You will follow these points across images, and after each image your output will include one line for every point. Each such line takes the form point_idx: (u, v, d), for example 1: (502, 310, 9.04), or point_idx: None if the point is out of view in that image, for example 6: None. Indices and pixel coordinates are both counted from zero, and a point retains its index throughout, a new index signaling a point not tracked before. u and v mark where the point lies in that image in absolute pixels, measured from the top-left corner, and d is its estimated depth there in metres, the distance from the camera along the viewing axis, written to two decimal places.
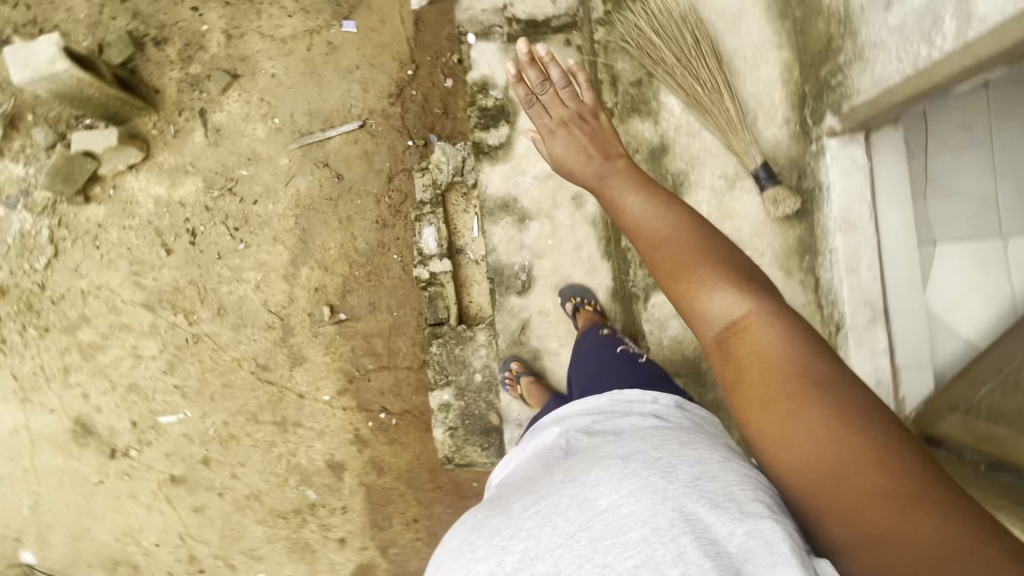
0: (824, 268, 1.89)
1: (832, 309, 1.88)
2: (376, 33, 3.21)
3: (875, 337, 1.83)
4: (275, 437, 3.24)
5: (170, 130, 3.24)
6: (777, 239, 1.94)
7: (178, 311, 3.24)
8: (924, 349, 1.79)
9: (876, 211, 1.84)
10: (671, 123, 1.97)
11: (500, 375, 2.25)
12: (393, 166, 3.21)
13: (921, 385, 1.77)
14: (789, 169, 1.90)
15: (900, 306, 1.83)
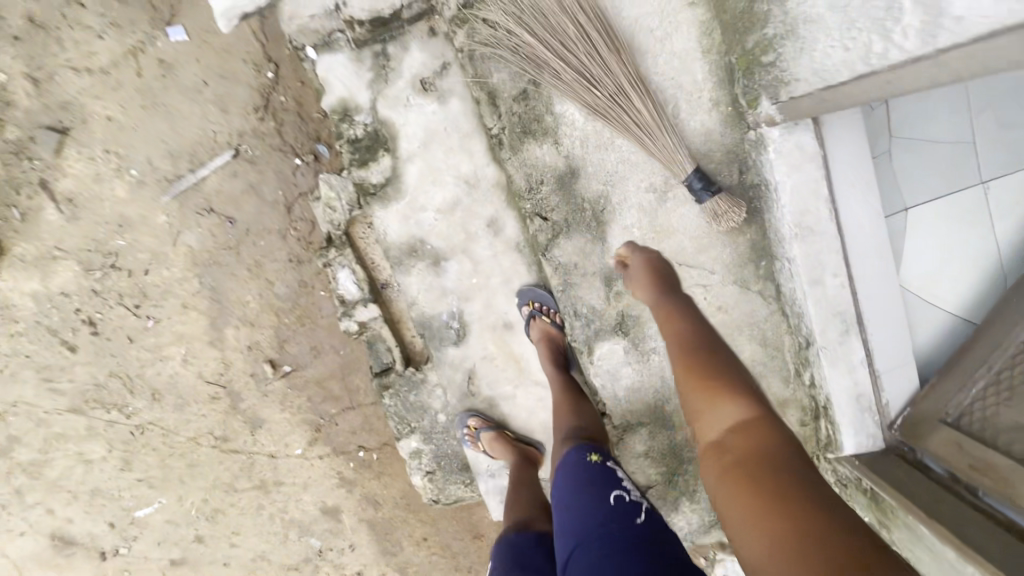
0: (783, 275, 1.72)
1: (799, 320, 1.71)
2: (213, 34, 2.60)
3: (851, 349, 1.65)
4: (261, 500, 3.13)
5: (14, 214, 2.70)
6: (724, 248, 1.76)
7: (110, 407, 2.95)
8: (901, 347, 1.66)
9: (837, 206, 1.59)
10: (574, 140, 1.69)
11: (460, 432, 2.04)
12: (287, 193, 2.75)
13: (901, 386, 1.66)
14: (724, 164, 1.69)
15: (874, 309, 1.62)
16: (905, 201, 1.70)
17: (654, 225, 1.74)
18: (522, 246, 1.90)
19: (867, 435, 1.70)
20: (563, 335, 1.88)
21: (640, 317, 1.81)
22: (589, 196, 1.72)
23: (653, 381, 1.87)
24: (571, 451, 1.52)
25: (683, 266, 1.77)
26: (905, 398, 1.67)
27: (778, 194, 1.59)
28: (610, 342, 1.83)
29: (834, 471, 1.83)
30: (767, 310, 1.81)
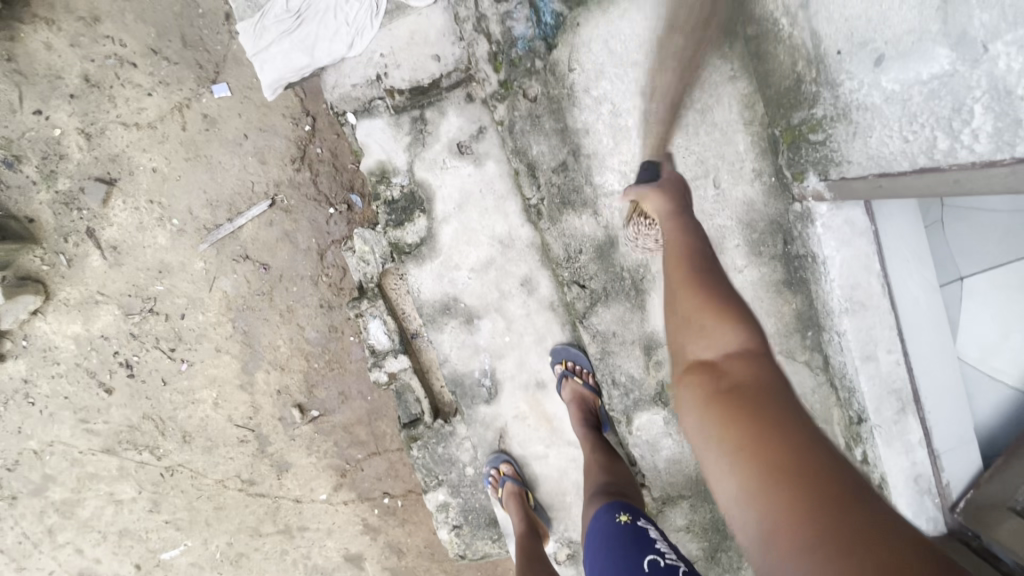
0: (831, 348, 1.62)
1: (849, 396, 1.61)
2: (255, 91, 2.71)
3: (907, 428, 1.53)
4: (284, 545, 3.06)
5: (62, 260, 2.79)
6: (769, 318, 1.72)
7: (142, 448, 2.97)
8: (963, 426, 1.53)
9: (888, 278, 1.51)
10: (614, 211, 1.72)
11: (485, 469, 2.00)
12: (319, 241, 2.80)
13: (966, 466, 1.50)
14: (768, 235, 1.67)
15: (930, 387, 1.51)
16: (961, 270, 1.57)
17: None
18: (556, 305, 1.87)
19: (928, 519, 1.52)
20: (597, 397, 1.83)
21: None
22: (628, 265, 1.73)
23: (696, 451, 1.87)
24: (601, 511, 1.49)
25: None
26: (970, 479, 1.50)
27: (827, 269, 1.52)
28: (649, 413, 1.84)
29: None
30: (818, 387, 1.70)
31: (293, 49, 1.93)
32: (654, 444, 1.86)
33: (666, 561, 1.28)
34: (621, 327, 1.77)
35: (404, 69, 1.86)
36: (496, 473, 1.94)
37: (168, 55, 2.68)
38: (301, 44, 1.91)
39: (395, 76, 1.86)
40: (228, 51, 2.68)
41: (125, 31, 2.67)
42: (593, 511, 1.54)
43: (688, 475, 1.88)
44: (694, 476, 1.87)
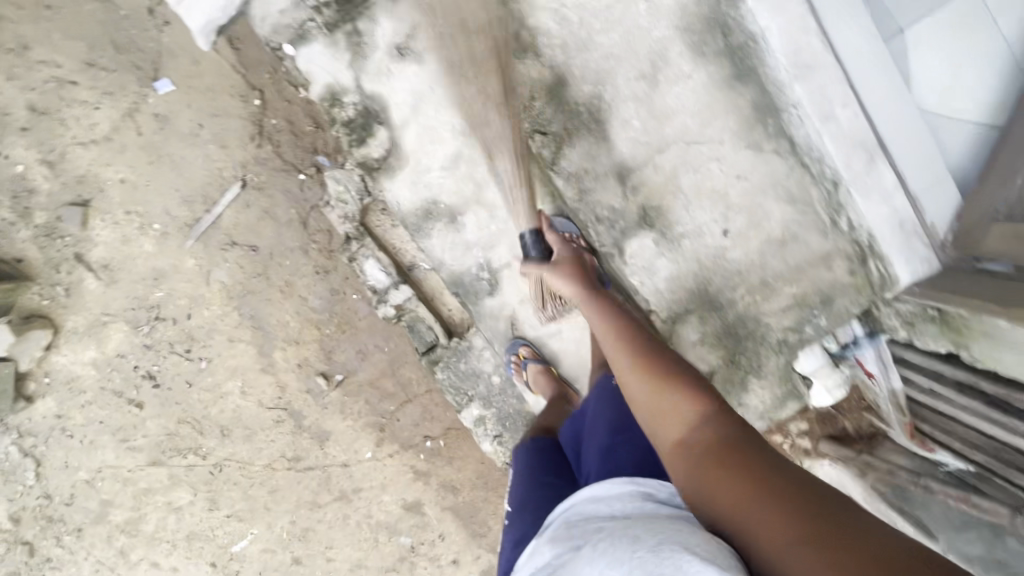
0: (793, 125, 1.80)
1: (820, 164, 1.80)
2: (196, 78, 2.73)
3: (881, 176, 1.71)
4: (345, 510, 3.16)
5: (59, 291, 2.85)
6: (727, 115, 1.87)
7: (186, 452, 3.06)
8: (933, 163, 1.75)
9: (826, 32, 1.68)
10: (556, 48, 1.86)
11: (507, 357, 2.08)
12: (299, 210, 2.85)
13: (945, 198, 1.75)
14: (706, 35, 1.83)
15: (890, 133, 1.71)
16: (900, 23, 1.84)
17: (652, 114, 1.90)
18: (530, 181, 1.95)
19: (922, 262, 1.74)
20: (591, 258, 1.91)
21: (661, 207, 1.96)
22: (583, 100, 1.89)
23: (689, 263, 2.00)
24: (601, 376, 1.80)
25: (692, 143, 1.89)
26: (953, 212, 1.76)
27: (769, 43, 1.71)
28: (639, 238, 2.00)
29: (894, 311, 1.88)
30: None
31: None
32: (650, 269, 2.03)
33: None
34: (591, 161, 1.93)
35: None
36: (516, 357, 2.02)
37: (104, 64, 2.69)
38: None
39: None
40: (161, 46, 2.70)
41: (57, 51, 2.67)
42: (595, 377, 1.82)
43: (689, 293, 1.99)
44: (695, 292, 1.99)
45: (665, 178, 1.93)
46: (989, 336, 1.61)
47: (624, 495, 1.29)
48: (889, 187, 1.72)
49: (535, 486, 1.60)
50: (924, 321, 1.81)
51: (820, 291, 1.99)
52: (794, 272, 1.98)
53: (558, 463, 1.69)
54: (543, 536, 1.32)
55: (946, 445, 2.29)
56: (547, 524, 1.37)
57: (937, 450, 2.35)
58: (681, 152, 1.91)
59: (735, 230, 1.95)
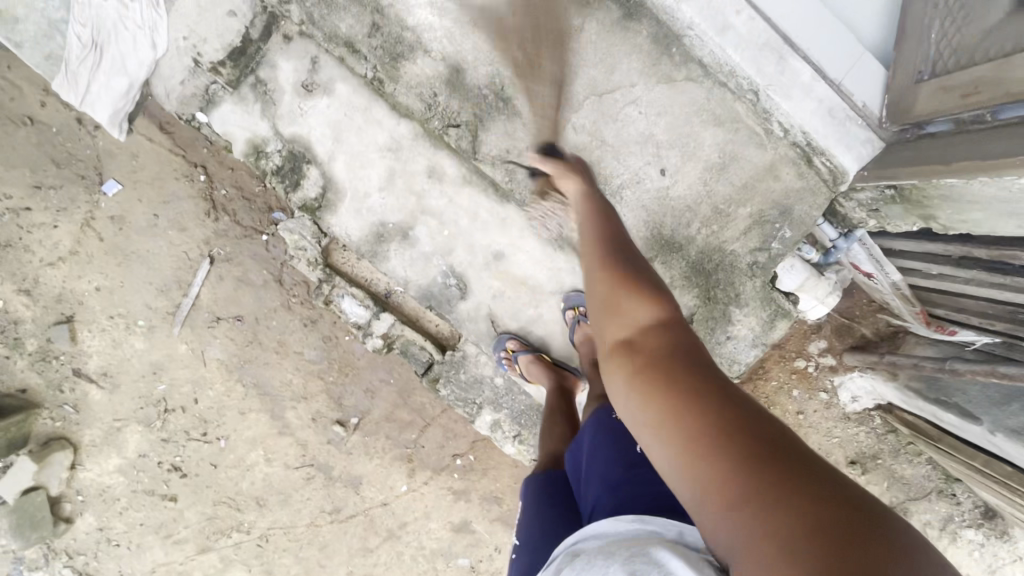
0: (697, 48, 1.77)
1: (736, 79, 1.77)
2: (139, 171, 2.78)
3: (797, 72, 1.72)
4: (397, 547, 3.15)
5: (68, 409, 2.91)
6: (631, 56, 1.78)
7: (230, 531, 3.08)
8: (845, 46, 1.73)
9: None
10: (441, 41, 1.79)
11: (498, 355, 2.05)
12: (272, 269, 2.87)
13: (870, 76, 1.73)
14: None
15: (796, 29, 1.72)
16: None
17: (556, 75, 1.79)
18: (468, 177, 1.95)
19: (864, 144, 1.74)
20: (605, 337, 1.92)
21: (591, 164, 1.84)
22: (482, 81, 1.80)
23: (637, 214, 1.87)
24: (600, 409, 1.60)
25: (604, 94, 1.80)
26: (881, 89, 1.73)
27: None
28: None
29: (857, 203, 1.85)
30: (711, 94, 1.80)
31: (111, 75, 2.07)
32: None
33: None
34: (510, 140, 1.83)
35: (212, 42, 1.91)
36: (506, 351, 2.00)
37: (50, 183, 2.76)
38: (113, 68, 2.05)
39: (208, 52, 1.93)
40: (98, 150, 2.76)
41: (4, 183, 2.74)
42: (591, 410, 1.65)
43: (649, 243, 1.88)
44: (655, 239, 1.88)
45: (588, 138, 1.82)
46: (950, 203, 1.57)
47: (633, 529, 1.10)
48: (807, 81, 1.73)
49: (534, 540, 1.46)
50: (888, 205, 1.77)
51: (775, 204, 1.84)
52: (744, 192, 1.84)
53: (561, 505, 1.52)
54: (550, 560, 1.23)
55: (965, 323, 2.21)
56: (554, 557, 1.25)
57: (959, 331, 2.27)
58: (595, 106, 1.81)
59: (673, 167, 1.84)
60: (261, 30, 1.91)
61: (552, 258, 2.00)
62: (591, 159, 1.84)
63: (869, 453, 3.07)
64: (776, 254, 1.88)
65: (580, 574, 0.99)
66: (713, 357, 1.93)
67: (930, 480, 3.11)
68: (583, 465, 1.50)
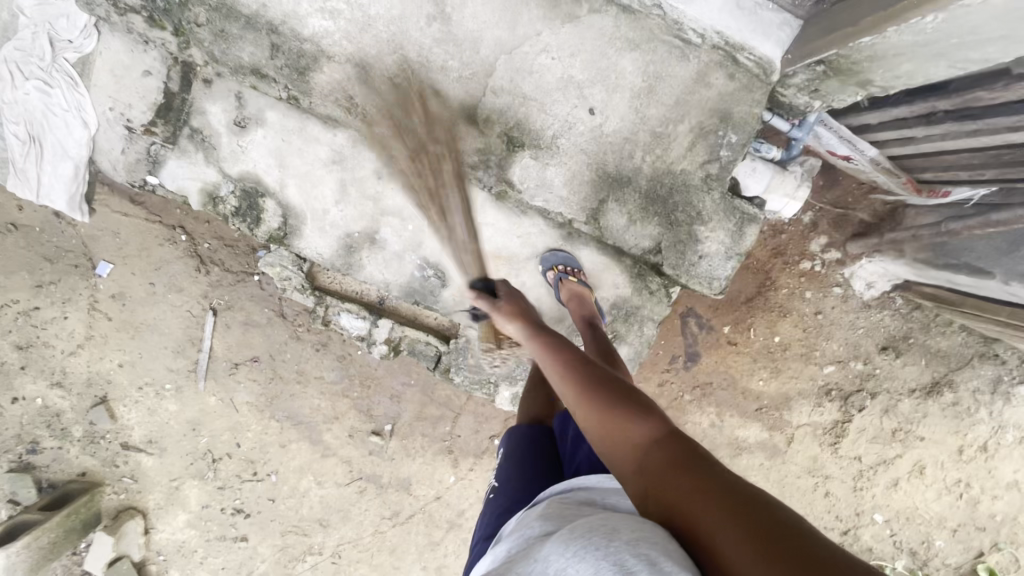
0: None
1: None
2: (124, 246, 2.89)
3: None
4: (462, 534, 3.26)
5: (128, 480, 3.09)
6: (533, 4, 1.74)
7: (305, 556, 3.24)
8: None
9: None
10: (341, 43, 1.81)
11: None
12: (272, 305, 2.96)
13: None
14: None
15: None
16: None
17: (461, 45, 1.80)
18: (417, 168, 1.97)
19: (781, 27, 1.73)
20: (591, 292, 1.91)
21: (523, 122, 1.87)
22: (393, 70, 1.84)
23: (576, 157, 1.89)
24: None
25: (517, 49, 1.79)
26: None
27: None
28: (517, 163, 1.91)
29: (796, 89, 1.80)
30: (616, 22, 1.75)
31: (56, 162, 2.18)
32: (547, 185, 1.93)
33: None
34: (432, 123, 1.89)
35: (138, 105, 2.02)
36: None
37: (49, 279, 2.89)
38: (56, 155, 2.16)
39: (136, 116, 2.03)
40: (82, 237, 2.87)
41: (8, 291, 2.89)
42: None
43: (598, 180, 1.91)
44: (604, 175, 1.90)
45: (514, 96, 1.84)
46: (878, 61, 1.58)
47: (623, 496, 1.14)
48: None
49: (516, 482, 1.52)
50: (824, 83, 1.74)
51: (713, 112, 1.82)
52: (677, 110, 1.82)
53: (545, 455, 1.61)
54: (532, 510, 1.25)
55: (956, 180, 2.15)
56: (536, 500, 1.32)
57: (952, 190, 2.20)
58: (508, 63, 1.80)
59: (600, 104, 1.83)
60: (184, 83, 2.00)
61: (519, 225, 2.03)
62: (519, 118, 1.87)
63: (899, 335, 3.01)
64: (731, 163, 1.86)
65: (579, 540, 0.97)
66: (691, 280, 1.93)
67: (969, 347, 3.03)
68: (571, 428, 1.58)
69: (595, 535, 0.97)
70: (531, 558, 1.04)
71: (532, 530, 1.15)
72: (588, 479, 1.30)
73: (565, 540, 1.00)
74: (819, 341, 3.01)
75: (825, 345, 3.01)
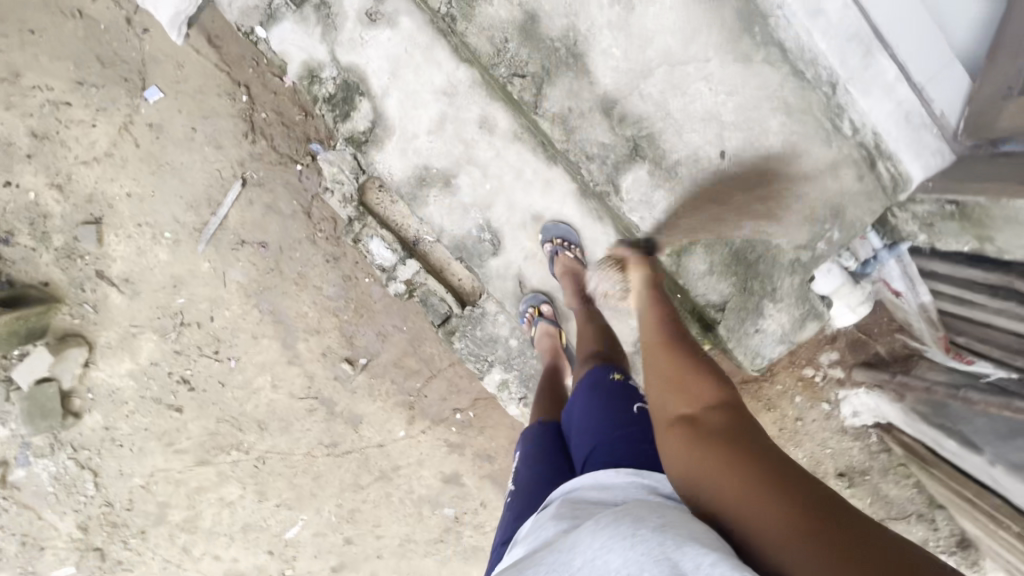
0: (779, 29, 1.79)
1: (814, 69, 1.81)
2: (182, 82, 2.76)
3: (879, 71, 1.75)
4: (387, 488, 3.24)
5: (88, 309, 2.96)
6: (711, 30, 1.81)
7: (229, 449, 3.17)
8: (941, 48, 1.72)
9: None
10: None
11: (523, 310, 2.20)
12: (300, 200, 2.87)
13: (958, 85, 1.72)
14: None
15: (889, 21, 1.72)
16: None
17: (631, 38, 1.87)
18: (518, 132, 2.04)
19: (934, 155, 1.79)
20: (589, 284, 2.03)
21: (653, 136, 1.94)
22: (556, 35, 1.90)
23: (689, 192, 1.97)
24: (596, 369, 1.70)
25: (678, 64, 1.87)
26: (963, 97, 1.73)
27: None
28: (632, 171, 1.98)
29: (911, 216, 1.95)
30: (783, 81, 1.84)
31: None
32: (648, 203, 2.00)
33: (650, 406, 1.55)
34: (575, 99, 1.94)
35: None
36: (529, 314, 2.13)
37: (93, 81, 2.74)
38: None
39: None
40: (143, 55, 2.73)
41: (47, 75, 2.73)
42: (584, 369, 1.74)
43: (698, 221, 2.00)
44: (704, 221, 2.01)
45: (654, 107, 1.92)
46: (1011, 224, 1.63)
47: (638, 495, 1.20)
48: (890, 81, 1.77)
49: (535, 490, 1.48)
50: (946, 220, 1.85)
51: (828, 204, 1.90)
52: (801, 189, 1.91)
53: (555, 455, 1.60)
54: (543, 508, 1.31)
55: (985, 354, 2.20)
56: (549, 502, 1.33)
57: (975, 361, 2.26)
58: (665, 77, 1.89)
59: (733, 151, 1.91)
60: None
61: (590, 227, 2.12)
62: (651, 132, 1.94)
63: (859, 469, 3.11)
64: (821, 255, 1.95)
65: (605, 527, 1.02)
66: (738, 348, 2.07)
67: (913, 504, 3.16)
68: (577, 420, 1.58)
69: (619, 523, 1.02)
70: (554, 547, 1.08)
71: (545, 527, 1.19)
72: (599, 474, 1.31)
73: (591, 529, 1.04)
74: (788, 446, 3.08)
75: (792, 451, 3.09)
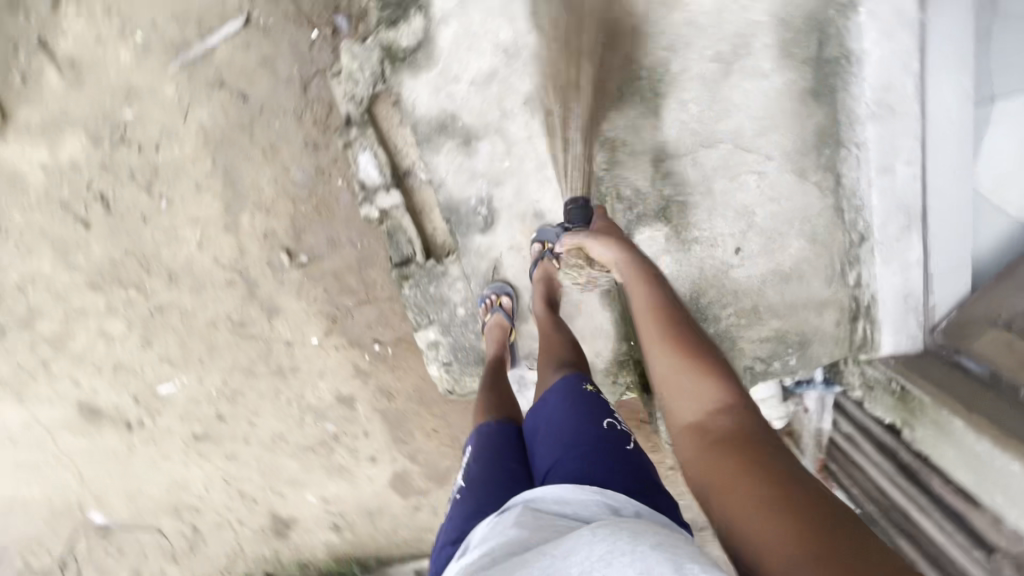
0: (847, 165, 1.94)
1: (855, 215, 1.95)
2: None
3: (908, 247, 1.89)
4: (279, 385, 3.12)
5: (17, 77, 2.64)
6: (782, 134, 1.97)
7: (129, 286, 2.93)
8: (960, 251, 1.87)
9: (924, 84, 1.82)
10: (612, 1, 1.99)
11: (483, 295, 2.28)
12: (302, 70, 2.63)
13: (955, 291, 1.89)
14: (800, 40, 1.91)
15: (938, 208, 1.85)
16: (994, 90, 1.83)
17: (711, 104, 1.98)
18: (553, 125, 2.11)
19: (907, 338, 1.95)
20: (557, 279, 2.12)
21: (688, 205, 2.04)
22: (625, 64, 2.01)
23: (690, 269, 2.08)
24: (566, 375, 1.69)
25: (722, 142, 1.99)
26: (956, 301, 1.90)
27: (861, 74, 1.86)
28: (651, 228, 2.06)
29: (860, 371, 2.09)
30: (825, 210, 2.00)
31: None
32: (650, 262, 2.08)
33: (619, 425, 1.56)
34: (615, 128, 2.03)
35: None
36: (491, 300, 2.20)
37: None
38: None
39: None
40: None
41: None
42: (556, 373, 1.74)
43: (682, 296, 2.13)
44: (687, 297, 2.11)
45: (701, 176, 2.02)
46: (938, 431, 1.82)
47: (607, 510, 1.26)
48: (910, 261, 1.90)
49: (489, 488, 1.51)
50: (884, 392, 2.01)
51: (801, 334, 2.10)
52: (789, 308, 2.08)
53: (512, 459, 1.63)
54: (503, 515, 1.30)
55: None
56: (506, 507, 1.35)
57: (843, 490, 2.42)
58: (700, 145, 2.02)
59: (748, 251, 2.05)
60: None
61: None
62: (686, 199, 2.04)
63: None
64: (771, 371, 2.15)
65: (599, 540, 1.02)
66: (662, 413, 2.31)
67: None
68: (545, 423, 1.62)
69: (611, 537, 1.02)
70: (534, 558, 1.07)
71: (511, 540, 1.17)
72: (561, 488, 1.33)
73: (579, 542, 1.03)
74: None
75: None
